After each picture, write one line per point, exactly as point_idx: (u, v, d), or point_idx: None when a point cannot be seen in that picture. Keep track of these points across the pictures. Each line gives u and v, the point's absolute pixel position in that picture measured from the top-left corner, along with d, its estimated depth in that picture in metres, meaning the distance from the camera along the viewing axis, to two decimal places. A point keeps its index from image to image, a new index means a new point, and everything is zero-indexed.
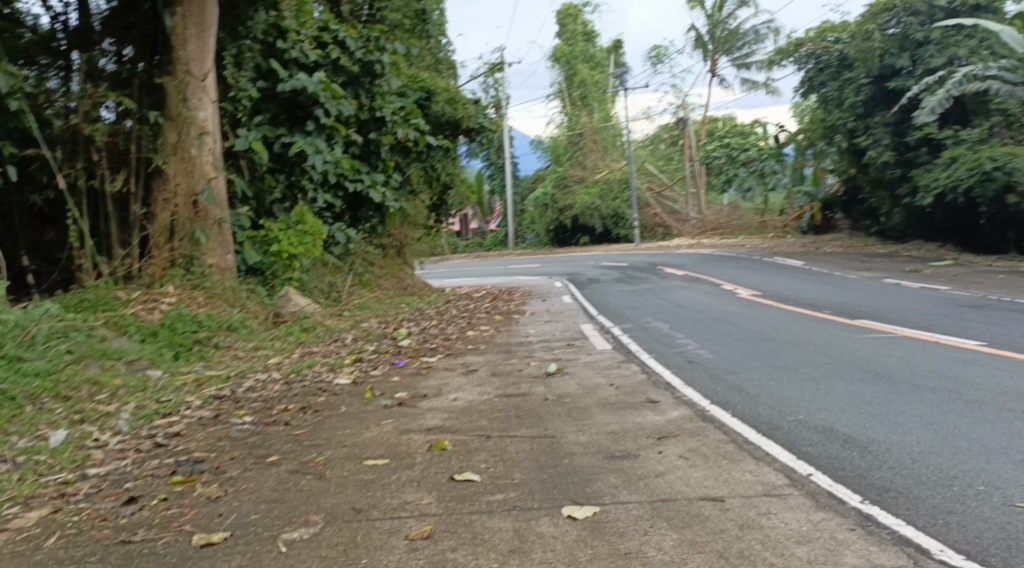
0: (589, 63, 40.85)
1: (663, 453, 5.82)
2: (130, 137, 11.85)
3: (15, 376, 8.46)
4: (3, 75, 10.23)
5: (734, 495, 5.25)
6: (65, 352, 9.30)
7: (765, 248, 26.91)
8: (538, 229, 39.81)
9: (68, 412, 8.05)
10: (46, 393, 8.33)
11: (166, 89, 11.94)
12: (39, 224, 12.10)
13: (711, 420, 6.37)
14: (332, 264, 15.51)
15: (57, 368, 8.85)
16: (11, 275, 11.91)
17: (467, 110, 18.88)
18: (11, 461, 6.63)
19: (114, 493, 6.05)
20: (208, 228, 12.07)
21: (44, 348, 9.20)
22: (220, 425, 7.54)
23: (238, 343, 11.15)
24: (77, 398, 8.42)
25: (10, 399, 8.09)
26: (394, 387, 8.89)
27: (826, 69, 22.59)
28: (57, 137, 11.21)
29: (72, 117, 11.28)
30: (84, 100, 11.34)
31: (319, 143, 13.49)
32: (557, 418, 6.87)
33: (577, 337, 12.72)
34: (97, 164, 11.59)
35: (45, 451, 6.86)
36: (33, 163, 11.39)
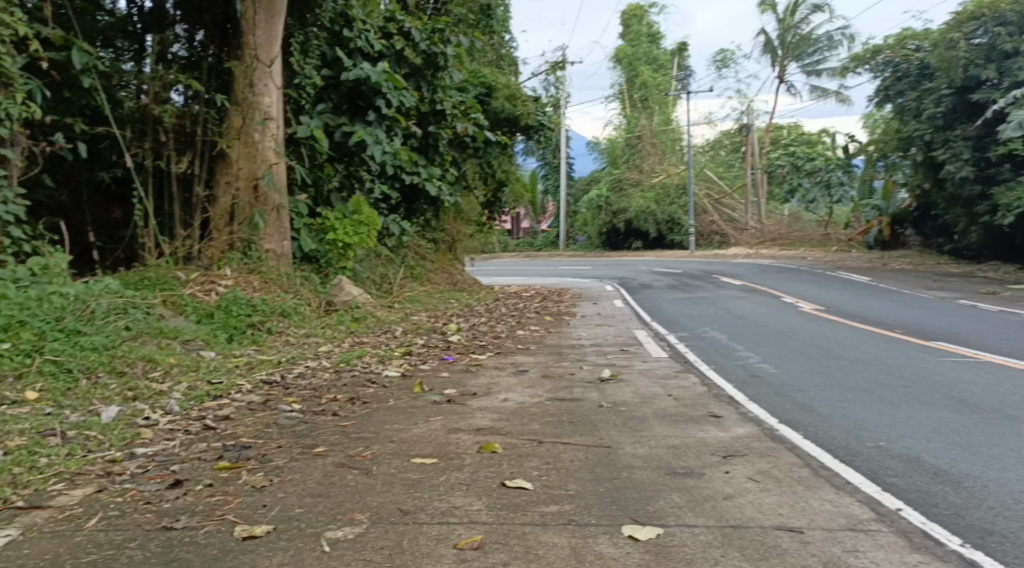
0: (652, 66, 40.54)
1: (729, 474, 5.45)
2: (196, 120, 11.81)
3: (74, 349, 8.34)
4: (78, 52, 10.39)
5: (815, 527, 4.87)
6: (123, 328, 9.20)
7: (827, 262, 26.24)
8: (589, 232, 39.37)
9: (122, 388, 7.92)
10: (101, 367, 8.21)
11: (234, 73, 11.82)
12: (107, 201, 12.29)
13: (782, 440, 6.00)
14: (385, 255, 15.30)
15: (114, 343, 8.72)
16: (77, 250, 12.08)
17: (527, 107, 18.57)
18: (60, 435, 6.37)
19: (160, 475, 5.82)
20: (268, 214, 11.96)
21: (101, 324, 9.05)
22: (269, 411, 7.32)
23: (290, 328, 10.96)
24: (131, 374, 8.29)
25: (66, 371, 8.05)
26: (443, 384, 8.60)
27: (904, 78, 22.03)
28: (127, 117, 11.40)
29: (143, 98, 11.44)
30: (155, 83, 11.38)
31: (379, 133, 13.17)
32: (613, 427, 6.53)
33: (631, 343, 12.34)
34: (165, 145, 11.63)
35: (97, 426, 6.56)
36: (105, 141, 11.61)
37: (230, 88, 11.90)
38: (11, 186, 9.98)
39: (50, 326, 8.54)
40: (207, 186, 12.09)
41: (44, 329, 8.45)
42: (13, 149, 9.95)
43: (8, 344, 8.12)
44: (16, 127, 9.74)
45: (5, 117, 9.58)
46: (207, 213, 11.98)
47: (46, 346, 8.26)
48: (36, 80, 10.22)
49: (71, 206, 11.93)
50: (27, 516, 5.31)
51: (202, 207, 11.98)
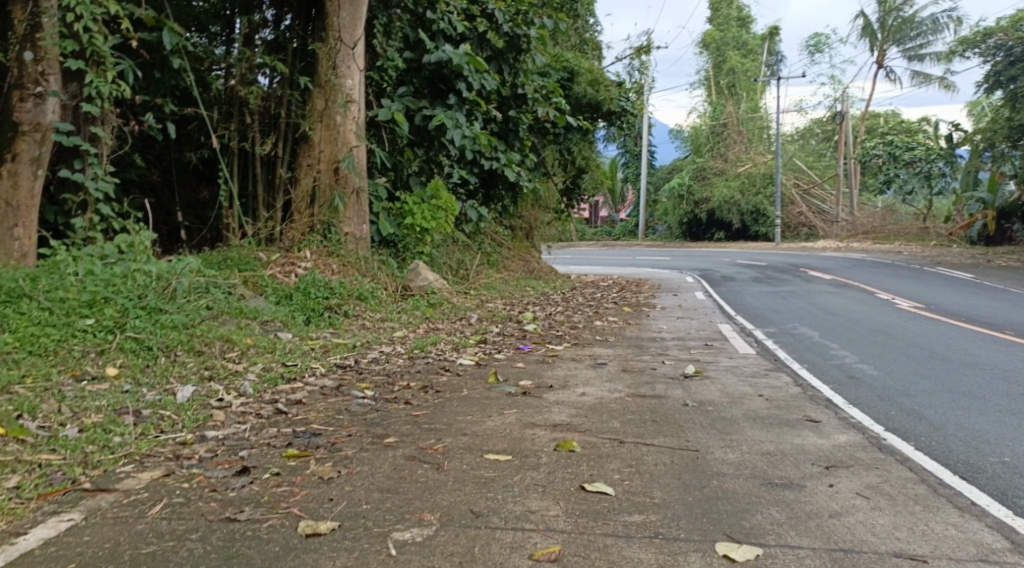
0: (740, 51, 39.84)
1: (834, 488, 4.96)
2: (280, 101, 11.72)
3: (154, 327, 8.15)
4: (169, 33, 10.26)
5: (940, 556, 4.37)
6: (204, 307, 9.03)
7: (925, 258, 25.30)
8: (670, 221, 38.66)
9: (199, 368, 7.72)
10: (180, 345, 8.02)
11: (318, 55, 11.67)
12: (195, 181, 12.23)
13: (891, 451, 5.49)
14: (462, 242, 15.02)
15: (194, 322, 8.52)
16: (166, 230, 12.09)
17: (610, 92, 18.11)
18: (135, 414, 6.06)
19: (229, 460, 5.41)
20: (347, 196, 11.77)
21: (183, 303, 8.83)
22: (341, 396, 7.03)
23: (367, 312, 10.74)
24: (209, 353, 8.11)
25: (146, 348, 7.87)
26: (517, 374, 8.23)
27: (1018, 62, 21.09)
28: (214, 99, 11.40)
29: (231, 80, 11.37)
30: (241, 64, 11.30)
31: (460, 117, 12.76)
32: (699, 428, 6.09)
33: (715, 337, 11.81)
34: (249, 126, 11.49)
35: (172, 406, 6.28)
36: (192, 123, 11.59)
37: (314, 70, 11.75)
38: (102, 164, 9.92)
39: (133, 303, 8.36)
40: (289, 168, 11.95)
41: (127, 306, 8.29)
42: (103, 128, 9.83)
43: (91, 320, 7.98)
44: (107, 105, 9.69)
45: (96, 95, 9.55)
46: (289, 195, 11.80)
47: (127, 323, 8.08)
48: (128, 60, 10.17)
49: (160, 185, 11.90)
50: (92, 500, 4.97)
51: (284, 188, 11.85)
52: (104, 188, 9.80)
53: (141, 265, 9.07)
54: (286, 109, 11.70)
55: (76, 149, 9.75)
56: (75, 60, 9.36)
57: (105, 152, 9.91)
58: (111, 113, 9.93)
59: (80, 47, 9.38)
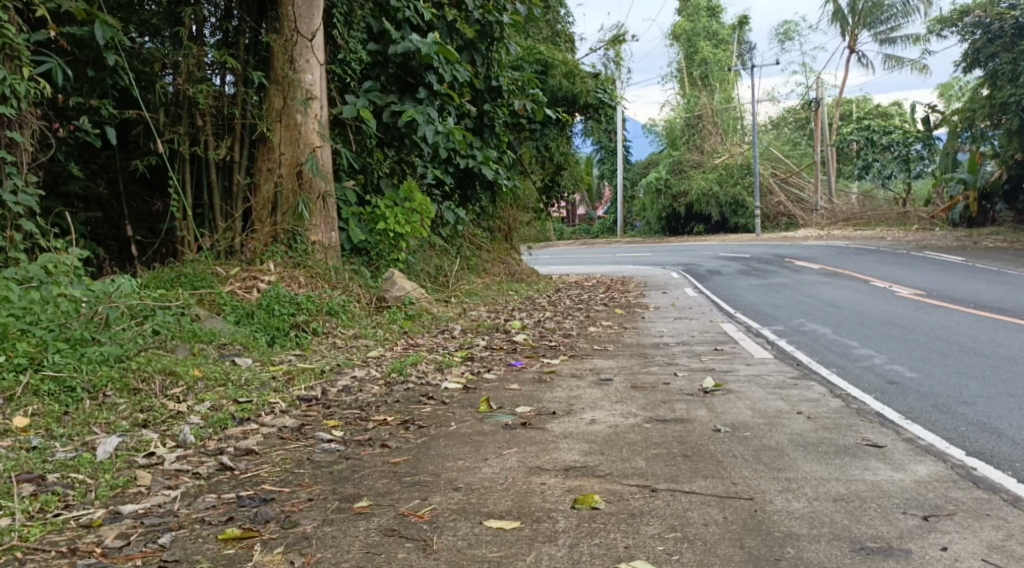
0: (711, 41, 39.46)
1: (950, 554, 3.99)
2: (234, 102, 10.41)
3: (78, 363, 6.99)
4: (102, 26, 8.95)
5: None
6: (147, 334, 7.88)
7: (911, 242, 24.44)
8: (648, 217, 37.50)
9: (131, 412, 6.58)
10: (110, 385, 6.87)
11: (272, 48, 10.53)
12: (148, 193, 11.02)
13: (1005, 498, 4.44)
14: (440, 246, 13.85)
15: (130, 353, 7.36)
16: (117, 245, 10.86)
17: (586, 84, 17.02)
18: (38, 481, 5.02)
19: (144, 553, 4.40)
20: (312, 202, 10.67)
21: (117, 332, 7.63)
22: (303, 441, 5.90)
23: (339, 329, 9.57)
24: (146, 392, 6.94)
25: (68, 390, 6.74)
26: (511, 398, 7.06)
27: (998, 39, 20.23)
28: (160, 101, 9.98)
29: (176, 78, 9.99)
30: (188, 60, 9.95)
31: (431, 112, 11.55)
32: (743, 462, 5.01)
33: (724, 340, 10.67)
34: (201, 129, 10.23)
35: (86, 467, 5.24)
36: (136, 126, 10.28)
37: (269, 64, 10.61)
38: (23, 173, 8.57)
39: (54, 335, 7.16)
40: (248, 174, 10.79)
41: (46, 339, 7.08)
42: (19, 131, 8.48)
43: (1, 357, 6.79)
44: (25, 105, 8.41)
45: (11, 94, 8.23)
46: (249, 202, 10.60)
47: (45, 359, 6.92)
48: (55, 57, 8.91)
49: (107, 199, 10.71)
50: None
51: (243, 196, 10.62)
52: (26, 202, 8.40)
53: (64, 289, 7.73)
54: (240, 108, 10.43)
55: None
56: None
57: (25, 159, 8.56)
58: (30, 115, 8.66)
59: None
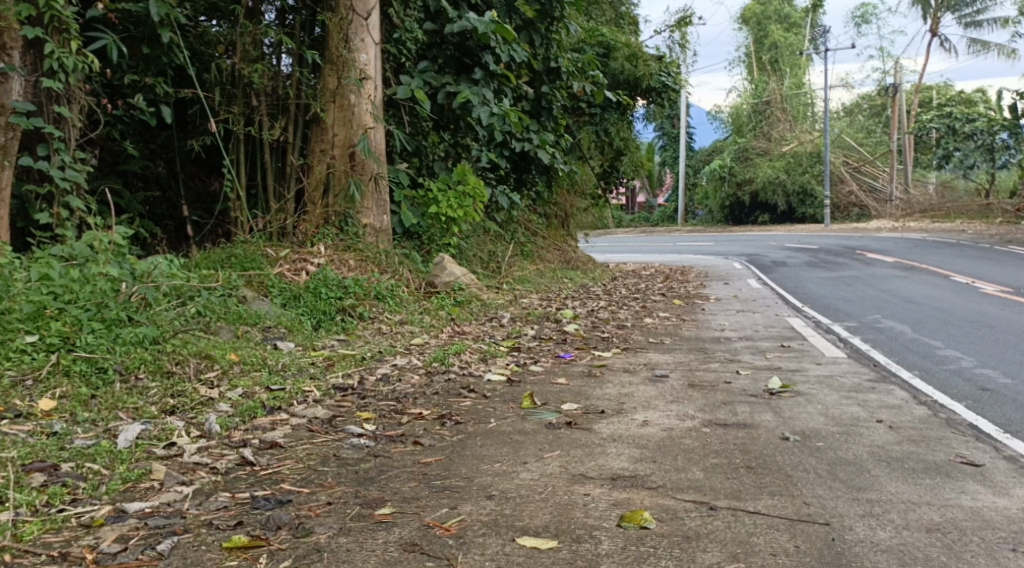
0: (782, 25, 38.51)
1: None
2: (290, 81, 10.12)
3: (111, 344, 6.52)
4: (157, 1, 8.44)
5: None
6: (190, 314, 7.45)
7: (993, 237, 23.27)
8: (710, 205, 36.50)
9: (161, 396, 6.14)
10: (143, 366, 6.43)
11: (328, 27, 9.99)
12: (205, 173, 10.63)
13: None
14: (493, 231, 13.35)
15: (165, 335, 6.84)
16: (172, 225, 10.52)
17: (650, 67, 16.35)
18: (51, 472, 4.56)
19: (140, 561, 3.97)
20: (365, 183, 10.18)
21: (155, 313, 7.12)
22: (333, 435, 5.41)
23: (385, 314, 9.10)
24: (180, 376, 6.49)
25: (99, 372, 6.30)
26: (558, 394, 6.52)
27: None
28: (216, 80, 9.63)
29: (231, 57, 9.64)
30: (244, 38, 9.49)
31: (487, 93, 10.97)
32: (817, 478, 4.44)
33: (791, 337, 10.00)
34: (257, 110, 9.84)
35: (105, 456, 4.76)
36: (193, 105, 9.94)
37: (324, 44, 10.11)
38: (70, 150, 8.09)
39: (89, 314, 6.70)
40: (302, 156, 10.37)
41: (82, 318, 6.63)
42: (68, 107, 7.99)
43: (33, 337, 6.40)
44: (72, 80, 7.87)
45: (59, 68, 7.71)
46: (301, 183, 10.20)
47: (78, 339, 6.49)
48: (109, 33, 8.52)
49: (166, 177, 10.37)
50: None
51: (296, 177, 10.23)
52: (73, 177, 7.92)
53: (103, 266, 7.12)
54: (295, 87, 10.10)
55: (38, 132, 7.97)
56: (32, 27, 7.55)
57: (72, 135, 8.08)
58: (80, 90, 8.17)
59: (36, 12, 7.59)
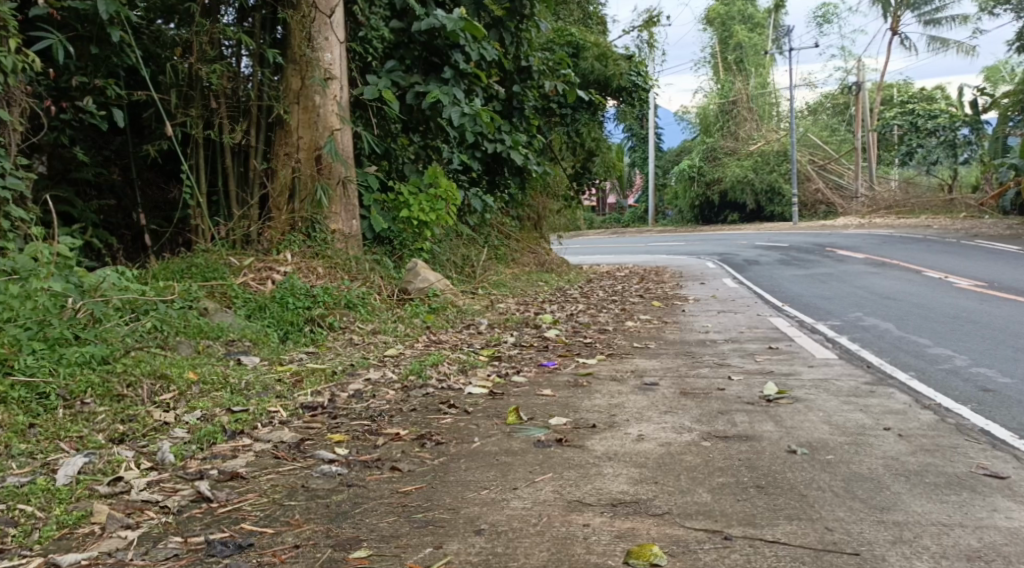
0: (747, 25, 38.45)
1: None
2: (249, 82, 9.55)
3: (54, 367, 6.09)
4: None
5: None
6: (146, 332, 7.00)
7: (960, 231, 23.16)
8: (680, 205, 36.27)
9: (111, 423, 5.68)
10: (90, 390, 5.98)
11: (289, 24, 9.49)
12: (164, 180, 10.13)
13: None
14: (467, 235, 12.91)
15: (116, 354, 6.43)
16: (129, 234, 9.98)
17: (620, 67, 16.00)
18: None
19: None
20: (332, 188, 9.75)
21: (105, 329, 6.71)
22: (301, 462, 4.99)
23: (357, 324, 8.64)
24: (131, 399, 6.04)
25: (40, 397, 5.86)
26: (544, 408, 6.10)
27: None
28: (172, 82, 9.09)
29: (188, 58, 9.05)
30: (200, 38, 8.96)
31: (457, 93, 10.54)
32: (831, 497, 4.27)
33: (779, 338, 9.65)
34: (216, 112, 9.30)
35: (41, 497, 4.49)
36: (147, 109, 9.45)
37: (286, 43, 9.63)
38: (11, 156, 7.60)
39: (30, 334, 6.27)
40: (266, 160, 9.87)
41: (21, 338, 6.18)
42: (8, 110, 7.51)
43: None
44: (12, 81, 7.35)
45: None
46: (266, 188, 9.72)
47: (18, 360, 6.02)
48: (54, 33, 8.03)
49: (121, 185, 9.85)
50: None
51: (260, 182, 9.74)
52: (15, 185, 7.39)
53: (45, 280, 6.62)
54: (256, 90, 9.58)
55: None
56: None
57: (14, 140, 7.60)
58: (20, 91, 7.69)
59: None
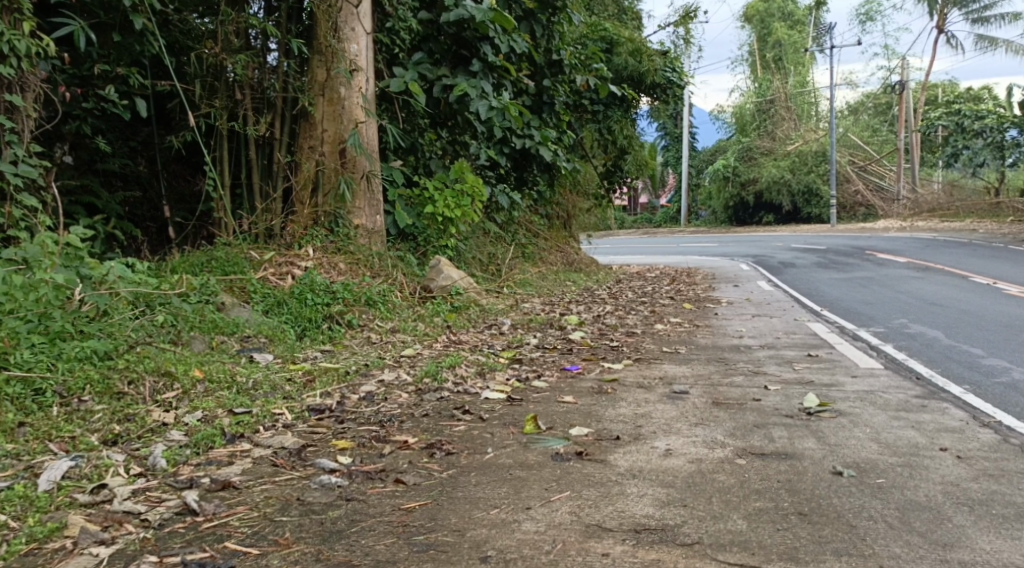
0: (786, 23, 37.72)
1: None
2: (274, 73, 9.19)
3: (51, 361, 5.73)
4: None
5: None
6: (158, 325, 6.63)
7: (1005, 235, 22.41)
8: (714, 206, 35.57)
9: (106, 423, 5.30)
10: (88, 387, 5.62)
11: (314, 13, 9.12)
12: (191, 171, 9.79)
13: None
14: (493, 232, 12.51)
15: (118, 350, 6.06)
16: (153, 226, 9.66)
17: (655, 62, 15.51)
18: None
19: None
20: (357, 182, 9.35)
21: (111, 322, 6.35)
22: (301, 470, 4.60)
23: (375, 321, 8.25)
24: (132, 397, 5.66)
25: (34, 392, 5.50)
26: (564, 416, 5.68)
27: None
28: (196, 72, 8.72)
29: (213, 48, 8.63)
30: (226, 27, 8.56)
31: (485, 86, 10.08)
32: (883, 531, 3.94)
33: (817, 345, 9.14)
34: (241, 103, 8.95)
35: (17, 507, 4.13)
36: (172, 99, 9.12)
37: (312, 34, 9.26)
38: (25, 145, 7.19)
39: (29, 327, 5.91)
40: (290, 152, 9.51)
41: (20, 330, 5.82)
42: (22, 97, 7.12)
43: None
44: (24, 66, 7.01)
45: (10, 51, 6.87)
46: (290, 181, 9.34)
47: (14, 354, 5.66)
48: (76, 19, 7.67)
49: (147, 176, 9.49)
50: None
51: (283, 175, 9.37)
52: (28, 173, 6.96)
53: (49, 271, 6.25)
54: (281, 82, 9.18)
55: None
56: None
57: (27, 127, 7.18)
58: (36, 76, 7.31)
59: None
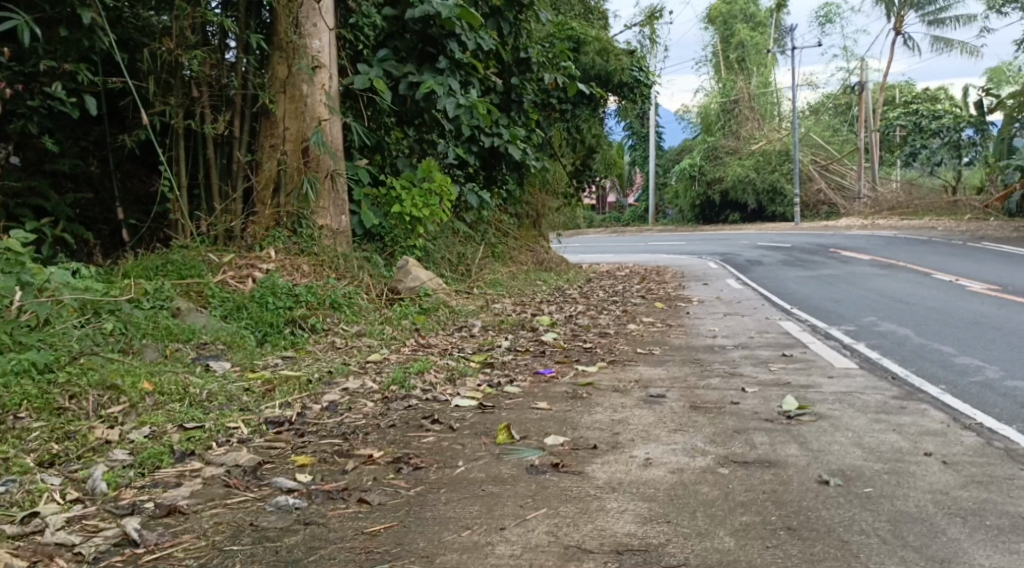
0: (749, 23, 37.82)
1: None
2: (232, 70, 8.73)
3: None
4: None
5: None
6: (105, 335, 6.31)
7: (968, 232, 22.51)
8: (681, 204, 35.54)
9: (45, 441, 4.98)
10: (26, 403, 5.29)
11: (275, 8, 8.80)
12: (145, 171, 9.41)
13: None
14: (463, 232, 12.26)
15: (61, 362, 5.74)
16: (107, 228, 9.29)
17: (622, 61, 15.33)
18: None
19: None
20: (320, 181, 9.10)
21: (54, 333, 6.03)
22: (258, 490, 4.32)
23: (340, 326, 7.95)
24: (74, 413, 5.34)
25: None
26: (538, 424, 5.43)
27: None
28: (150, 68, 8.24)
29: (166, 43, 8.17)
30: (180, 22, 8.12)
31: (453, 83, 9.87)
32: (876, 546, 3.74)
33: (794, 345, 8.98)
34: (198, 101, 8.51)
35: None
36: (125, 97, 8.74)
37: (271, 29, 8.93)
38: None
39: None
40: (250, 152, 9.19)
41: None
42: None
43: None
44: None
45: None
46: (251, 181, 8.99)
47: None
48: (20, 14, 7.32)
49: (99, 178, 9.10)
50: None
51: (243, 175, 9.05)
52: None
53: None
54: (240, 80, 8.76)
55: None
56: None
57: None
58: None
59: None
